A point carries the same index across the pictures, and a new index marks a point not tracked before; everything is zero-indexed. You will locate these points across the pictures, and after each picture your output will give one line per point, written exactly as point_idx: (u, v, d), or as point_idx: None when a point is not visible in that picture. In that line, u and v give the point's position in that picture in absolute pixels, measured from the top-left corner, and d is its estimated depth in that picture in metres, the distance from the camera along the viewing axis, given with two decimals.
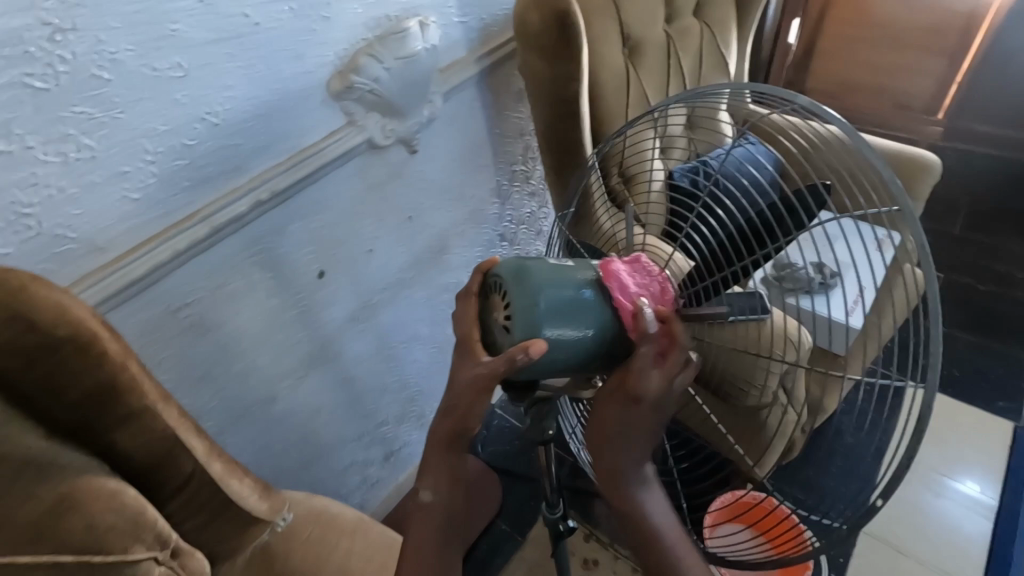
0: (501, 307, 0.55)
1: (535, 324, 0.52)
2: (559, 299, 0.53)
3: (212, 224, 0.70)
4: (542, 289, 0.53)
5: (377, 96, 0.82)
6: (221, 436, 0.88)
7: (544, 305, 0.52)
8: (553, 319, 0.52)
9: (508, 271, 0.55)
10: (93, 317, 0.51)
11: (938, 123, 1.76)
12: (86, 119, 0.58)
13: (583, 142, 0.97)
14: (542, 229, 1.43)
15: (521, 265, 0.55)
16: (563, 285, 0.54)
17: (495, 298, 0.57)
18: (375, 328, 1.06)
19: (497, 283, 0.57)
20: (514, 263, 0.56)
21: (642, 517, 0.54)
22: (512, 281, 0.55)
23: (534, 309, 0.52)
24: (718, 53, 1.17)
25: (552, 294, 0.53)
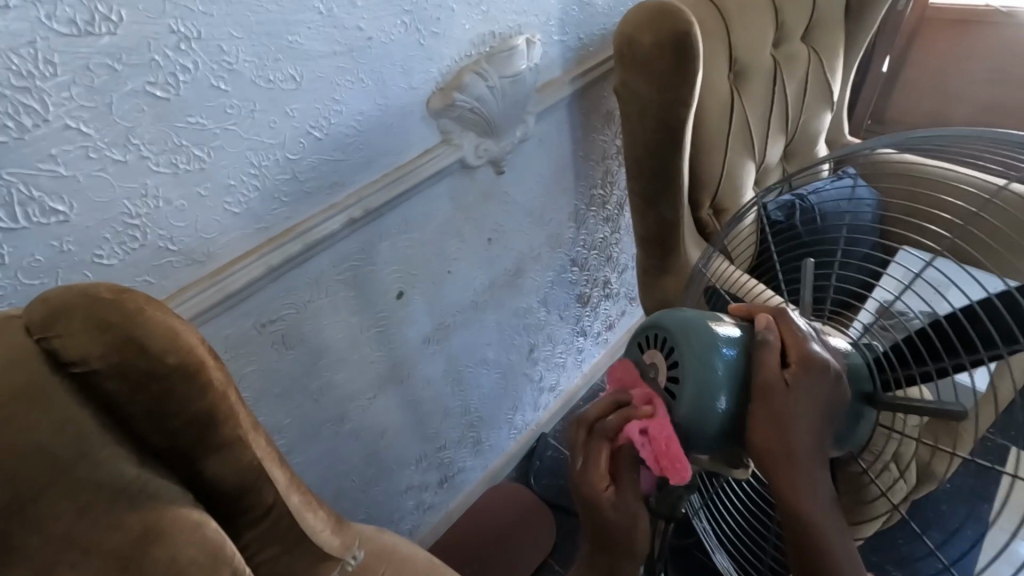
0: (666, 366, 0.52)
1: (708, 395, 0.49)
2: (733, 369, 0.50)
3: (306, 241, 0.68)
4: (720, 345, 0.50)
5: (477, 115, 0.79)
6: (290, 455, 0.84)
7: (720, 377, 0.49)
8: (723, 387, 0.49)
9: (682, 334, 0.51)
10: (202, 341, 0.47)
11: None
12: (198, 130, 0.55)
13: (681, 171, 0.91)
14: (613, 255, 1.37)
15: (693, 319, 0.52)
16: (740, 349, 0.51)
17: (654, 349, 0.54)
18: (446, 351, 1.02)
19: (660, 338, 0.54)
20: (688, 317, 0.52)
21: (812, 461, 0.49)
22: (686, 342, 0.51)
23: (706, 376, 0.49)
24: (823, 82, 1.09)
25: (730, 350, 0.50)
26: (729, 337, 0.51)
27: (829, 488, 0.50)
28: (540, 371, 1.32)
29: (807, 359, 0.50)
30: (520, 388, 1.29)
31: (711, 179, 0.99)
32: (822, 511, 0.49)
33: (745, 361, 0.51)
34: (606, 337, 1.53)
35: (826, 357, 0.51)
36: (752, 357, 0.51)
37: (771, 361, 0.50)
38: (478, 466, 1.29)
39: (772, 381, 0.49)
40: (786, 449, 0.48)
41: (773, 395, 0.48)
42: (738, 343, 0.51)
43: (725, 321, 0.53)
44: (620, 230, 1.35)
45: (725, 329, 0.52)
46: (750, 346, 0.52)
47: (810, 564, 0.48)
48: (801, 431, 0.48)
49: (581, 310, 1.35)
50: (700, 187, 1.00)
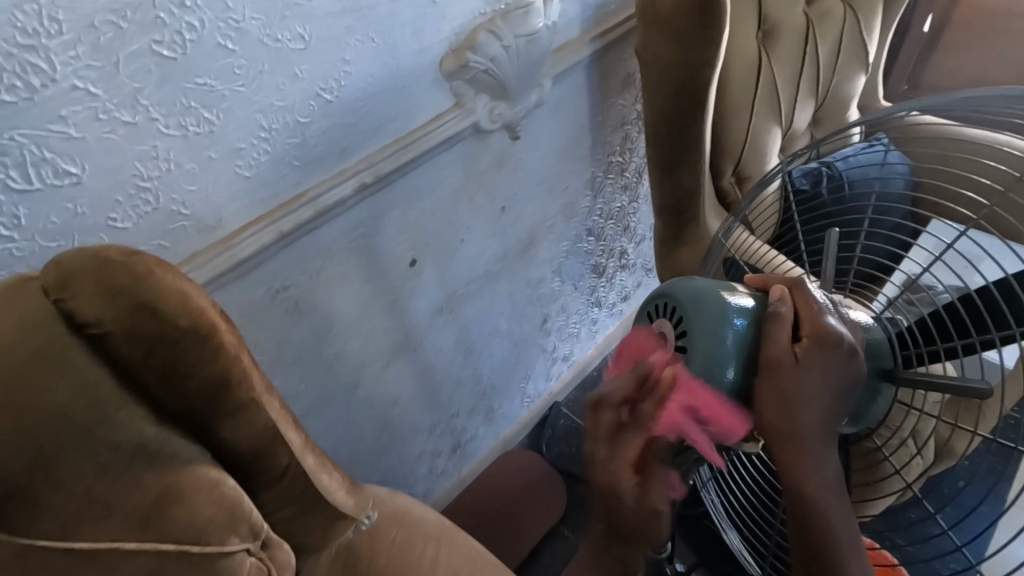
0: (673, 332, 0.52)
1: (719, 360, 0.48)
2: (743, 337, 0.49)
3: (316, 208, 0.67)
4: (732, 315, 0.49)
5: (490, 77, 0.76)
6: (306, 418, 0.86)
7: (729, 342, 0.49)
8: (734, 355, 0.48)
9: (691, 302, 0.51)
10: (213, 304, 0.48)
11: None
12: (207, 91, 0.55)
13: (703, 136, 0.88)
14: (629, 225, 1.34)
15: (705, 287, 0.51)
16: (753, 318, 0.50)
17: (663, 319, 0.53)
18: (460, 319, 1.02)
19: (668, 308, 0.53)
20: (697, 286, 0.52)
21: (820, 437, 0.48)
22: (695, 308, 0.50)
23: (713, 342, 0.49)
24: (859, 41, 1.03)
25: (741, 318, 0.49)
26: (740, 307, 0.50)
27: (836, 467, 0.49)
28: (553, 341, 1.33)
29: (819, 338, 0.49)
30: (533, 358, 1.29)
31: (734, 147, 0.96)
32: (826, 489, 0.48)
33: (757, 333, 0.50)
34: (621, 309, 1.52)
35: (842, 331, 0.49)
36: (764, 329, 0.50)
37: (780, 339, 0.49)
38: (489, 435, 1.32)
39: (780, 360, 0.48)
40: (793, 419, 0.47)
41: (782, 370, 0.47)
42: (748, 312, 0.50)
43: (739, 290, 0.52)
44: (638, 199, 1.32)
45: (738, 298, 0.51)
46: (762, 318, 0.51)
47: (806, 541, 0.48)
48: (808, 410, 0.47)
49: (596, 280, 1.34)
50: (722, 153, 0.97)
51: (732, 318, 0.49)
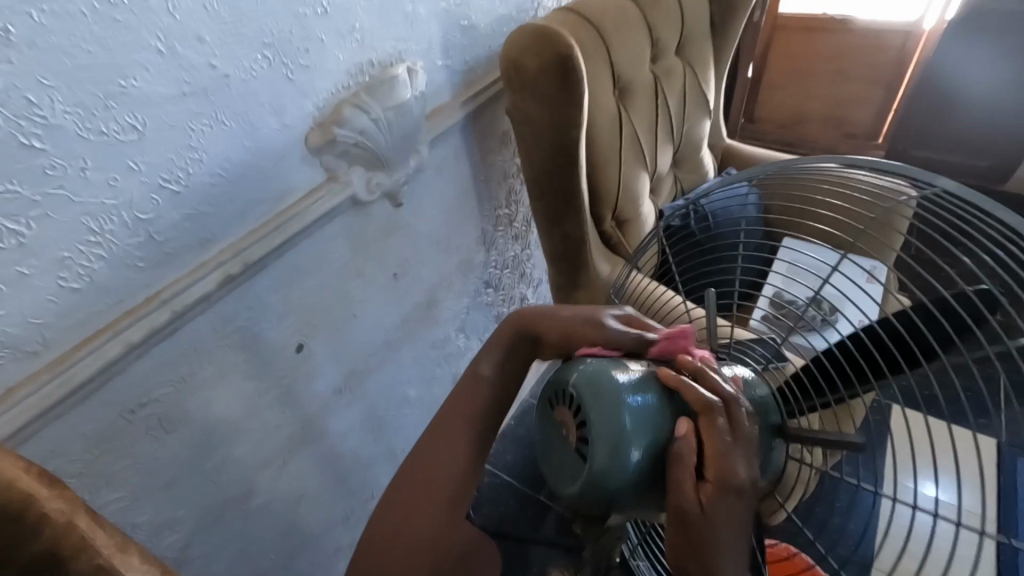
0: (574, 425, 0.46)
1: (614, 454, 0.43)
2: (645, 421, 0.44)
3: (174, 310, 0.59)
4: (626, 395, 0.44)
5: (363, 149, 0.73)
6: (187, 551, 0.73)
7: (628, 428, 0.44)
8: (635, 443, 0.44)
9: (584, 386, 0.46)
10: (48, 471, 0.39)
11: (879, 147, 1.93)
12: (10, 199, 0.46)
13: (581, 187, 0.92)
14: (525, 271, 1.36)
15: (593, 369, 0.46)
16: (652, 397, 0.45)
17: (563, 406, 0.48)
18: (362, 397, 0.94)
19: (567, 394, 0.47)
20: (587, 368, 0.47)
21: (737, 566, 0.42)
22: (590, 393, 0.45)
23: (611, 429, 0.43)
24: (700, 91, 1.16)
25: (638, 398, 0.45)
26: (636, 384, 0.45)
27: None
28: None
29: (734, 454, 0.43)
30: None
31: (610, 193, 1.01)
32: None
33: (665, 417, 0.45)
34: None
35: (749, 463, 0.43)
36: (669, 417, 0.45)
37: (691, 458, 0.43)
38: None
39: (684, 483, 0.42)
40: (705, 555, 0.42)
41: (693, 504, 0.42)
42: (648, 390, 0.45)
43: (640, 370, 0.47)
44: (530, 246, 1.35)
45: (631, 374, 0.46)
46: (674, 409, 0.46)
47: None
48: (726, 548, 0.42)
49: None
50: (600, 201, 1.02)
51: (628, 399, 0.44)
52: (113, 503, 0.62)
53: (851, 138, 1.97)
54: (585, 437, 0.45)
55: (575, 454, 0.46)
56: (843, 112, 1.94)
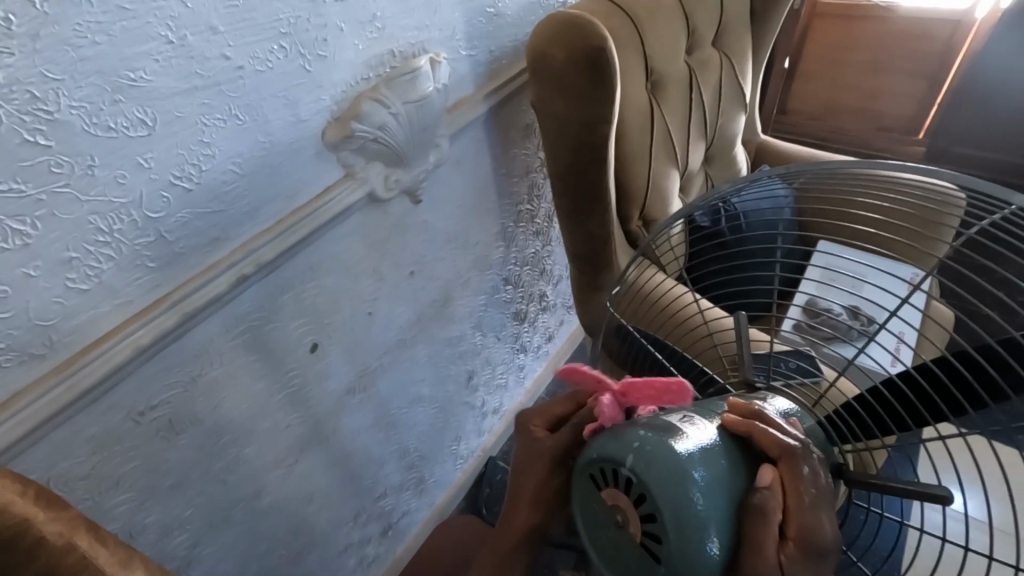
0: (634, 516, 0.37)
1: (693, 549, 0.35)
2: (717, 500, 0.37)
3: (184, 311, 0.57)
4: (692, 472, 0.36)
5: (382, 145, 0.70)
6: (196, 550, 0.72)
7: (703, 513, 0.36)
8: (712, 529, 0.36)
9: (646, 466, 0.36)
10: (44, 493, 0.38)
11: (919, 143, 1.81)
12: (15, 197, 0.44)
13: (608, 187, 0.87)
14: (545, 267, 1.32)
15: (649, 439, 0.37)
16: (717, 468, 0.37)
17: (613, 487, 0.38)
18: (374, 397, 0.92)
19: (620, 474, 0.38)
20: (643, 440, 0.38)
21: None
22: (655, 475, 0.36)
23: (686, 519, 0.35)
24: (736, 84, 1.10)
25: (705, 473, 0.36)
26: (699, 455, 0.37)
27: None
28: (481, 396, 1.27)
29: (812, 518, 0.37)
30: (461, 418, 1.23)
31: (638, 192, 0.96)
32: None
33: (734, 486, 0.38)
34: (545, 349, 1.50)
35: (831, 522, 0.38)
36: (742, 481, 0.38)
37: (770, 526, 0.37)
38: (423, 506, 1.23)
39: (769, 558, 0.36)
40: None
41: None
42: (713, 461, 0.38)
43: (694, 431, 0.39)
44: (551, 242, 1.31)
45: (690, 442, 0.38)
46: (741, 473, 0.39)
47: None
48: None
49: (518, 327, 1.30)
50: (626, 200, 0.97)
51: (694, 477, 0.36)
52: (120, 505, 0.61)
53: (889, 133, 1.85)
54: (655, 530, 0.36)
55: (639, 547, 0.37)
56: (880, 106, 1.82)
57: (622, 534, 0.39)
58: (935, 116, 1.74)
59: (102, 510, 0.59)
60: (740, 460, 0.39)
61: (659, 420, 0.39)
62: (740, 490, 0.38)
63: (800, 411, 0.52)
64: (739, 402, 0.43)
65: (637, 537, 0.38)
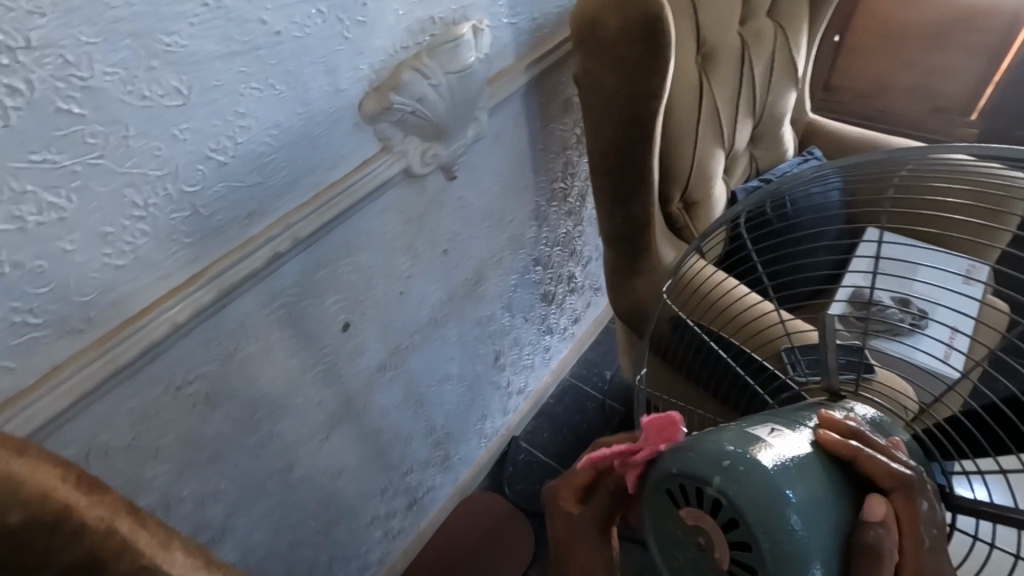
0: (723, 538, 0.36)
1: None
2: (816, 528, 0.35)
3: (220, 287, 0.55)
4: (785, 493, 0.35)
5: (421, 118, 0.67)
6: (229, 523, 0.73)
7: (803, 544, 0.35)
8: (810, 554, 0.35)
9: (738, 491, 0.35)
10: (88, 475, 0.35)
11: (972, 125, 1.66)
12: (50, 168, 0.42)
13: (652, 167, 0.83)
14: (576, 248, 1.29)
15: (739, 457, 0.36)
16: (815, 492, 0.36)
17: (696, 507, 0.37)
18: (404, 376, 0.91)
19: (705, 493, 0.36)
20: (733, 459, 0.36)
21: None
22: (749, 499, 0.35)
23: (783, 548, 0.34)
24: (790, 58, 1.03)
25: (798, 496, 0.35)
26: (791, 474, 0.36)
27: None
28: (508, 376, 1.26)
29: (928, 561, 0.35)
30: (487, 398, 1.21)
31: (683, 173, 0.91)
32: None
33: (835, 515, 0.36)
34: (572, 331, 1.48)
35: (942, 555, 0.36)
36: (843, 506, 0.37)
37: (881, 566, 0.35)
38: (447, 483, 1.23)
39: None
40: None
41: None
42: (807, 481, 0.36)
43: (784, 447, 0.37)
44: (583, 222, 1.27)
45: (775, 454, 0.37)
46: (842, 501, 0.37)
47: None
48: None
49: (547, 308, 1.28)
50: (670, 181, 0.92)
51: (787, 498, 0.35)
52: (157, 479, 0.61)
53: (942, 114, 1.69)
54: (749, 559, 0.35)
55: (725, 572, 0.36)
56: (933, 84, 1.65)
57: (706, 557, 0.37)
58: (990, 97, 1.60)
59: (139, 484, 0.59)
60: (841, 486, 0.37)
61: (746, 438, 0.38)
62: (841, 519, 0.37)
63: (884, 418, 0.49)
64: (833, 416, 0.40)
65: (724, 563, 0.36)
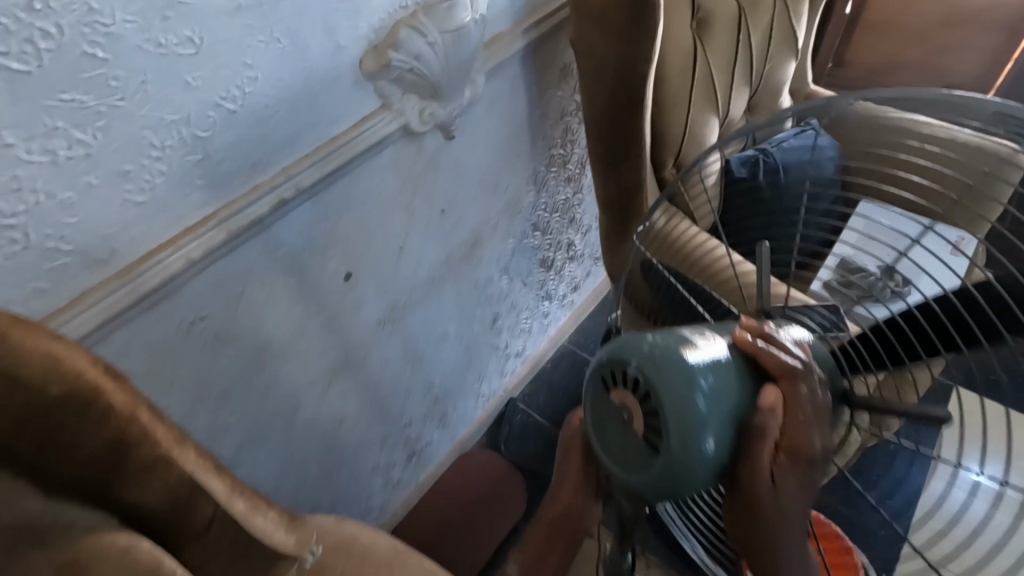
0: (639, 409, 0.40)
1: (691, 440, 0.38)
2: (719, 406, 0.39)
3: (229, 230, 0.60)
4: (698, 377, 0.38)
5: (417, 77, 0.70)
6: (240, 455, 0.79)
7: (706, 418, 0.38)
8: (711, 425, 0.38)
9: (652, 367, 0.39)
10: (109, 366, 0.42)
11: None
12: (78, 108, 0.47)
13: (643, 130, 0.86)
14: (575, 216, 1.32)
15: (660, 343, 0.40)
16: (723, 379, 0.40)
17: (621, 386, 0.41)
18: (403, 331, 0.97)
19: (626, 375, 0.41)
20: (652, 345, 0.40)
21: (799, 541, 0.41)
22: (660, 375, 0.39)
23: (688, 418, 0.38)
24: (789, 26, 1.04)
25: (709, 380, 0.39)
26: (708, 365, 0.40)
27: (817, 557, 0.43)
28: (505, 338, 1.31)
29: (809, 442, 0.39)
30: (484, 358, 1.27)
31: (674, 139, 0.94)
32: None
33: (738, 400, 0.40)
34: (570, 299, 1.52)
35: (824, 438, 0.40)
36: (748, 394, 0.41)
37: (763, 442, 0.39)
38: (445, 439, 1.30)
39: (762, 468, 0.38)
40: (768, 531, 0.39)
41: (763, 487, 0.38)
42: (720, 370, 0.40)
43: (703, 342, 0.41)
44: (582, 189, 1.29)
45: (700, 353, 0.40)
46: (748, 392, 0.41)
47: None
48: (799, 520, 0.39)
49: (545, 274, 1.32)
50: (662, 147, 0.95)
51: (699, 379, 0.38)
52: (174, 406, 0.67)
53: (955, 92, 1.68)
54: (657, 426, 0.39)
55: (641, 442, 0.40)
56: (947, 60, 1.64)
57: (626, 430, 0.41)
58: (1007, 74, 1.58)
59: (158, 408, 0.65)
60: (749, 379, 0.41)
61: (670, 334, 0.42)
62: (742, 406, 0.40)
63: (815, 341, 0.54)
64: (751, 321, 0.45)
65: (640, 431, 0.40)
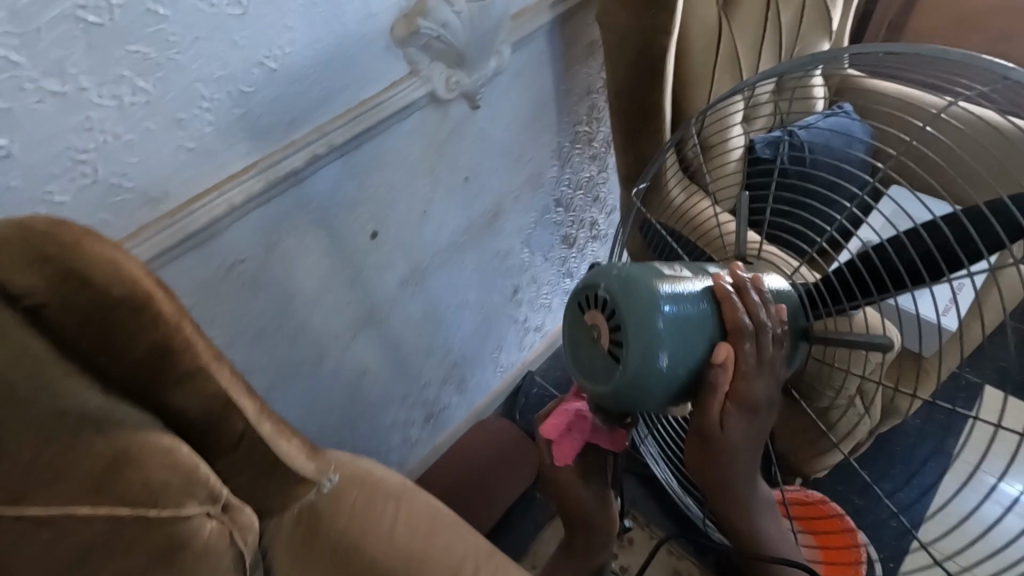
0: (606, 326, 0.45)
1: (649, 355, 0.42)
2: (678, 331, 0.44)
3: (267, 179, 0.67)
4: (662, 302, 0.43)
5: (444, 44, 0.75)
6: (271, 394, 0.87)
7: (664, 338, 0.43)
8: (667, 344, 0.43)
9: (620, 290, 0.44)
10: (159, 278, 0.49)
11: None
12: (141, 59, 0.54)
13: (663, 104, 0.88)
14: (599, 195, 1.34)
15: (631, 271, 0.45)
16: (685, 308, 0.45)
17: (593, 308, 0.46)
18: (425, 292, 1.02)
19: (598, 297, 0.45)
20: (623, 272, 0.45)
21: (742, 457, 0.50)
22: (626, 297, 0.43)
23: (647, 335, 0.42)
24: (823, 6, 1.03)
25: (672, 307, 0.44)
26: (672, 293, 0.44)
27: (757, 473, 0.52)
28: (525, 311, 1.35)
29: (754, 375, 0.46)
30: (503, 329, 1.31)
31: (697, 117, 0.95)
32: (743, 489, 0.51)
33: (696, 329, 0.45)
34: None
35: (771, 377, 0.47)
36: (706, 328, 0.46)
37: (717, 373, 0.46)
38: (463, 404, 1.36)
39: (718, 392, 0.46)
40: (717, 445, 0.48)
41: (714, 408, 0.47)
42: (683, 300, 0.45)
43: (671, 275, 0.46)
44: (607, 168, 1.31)
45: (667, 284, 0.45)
46: (706, 324, 0.46)
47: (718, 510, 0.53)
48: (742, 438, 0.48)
49: (566, 251, 1.35)
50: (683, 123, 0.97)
51: (661, 304, 0.43)
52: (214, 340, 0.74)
53: None
54: (620, 340, 0.43)
55: (605, 355, 0.45)
56: None
57: (594, 347, 0.46)
58: None
59: None
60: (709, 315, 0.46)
61: (642, 265, 0.46)
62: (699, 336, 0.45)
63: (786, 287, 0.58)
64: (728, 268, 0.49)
65: (604, 345, 0.45)
